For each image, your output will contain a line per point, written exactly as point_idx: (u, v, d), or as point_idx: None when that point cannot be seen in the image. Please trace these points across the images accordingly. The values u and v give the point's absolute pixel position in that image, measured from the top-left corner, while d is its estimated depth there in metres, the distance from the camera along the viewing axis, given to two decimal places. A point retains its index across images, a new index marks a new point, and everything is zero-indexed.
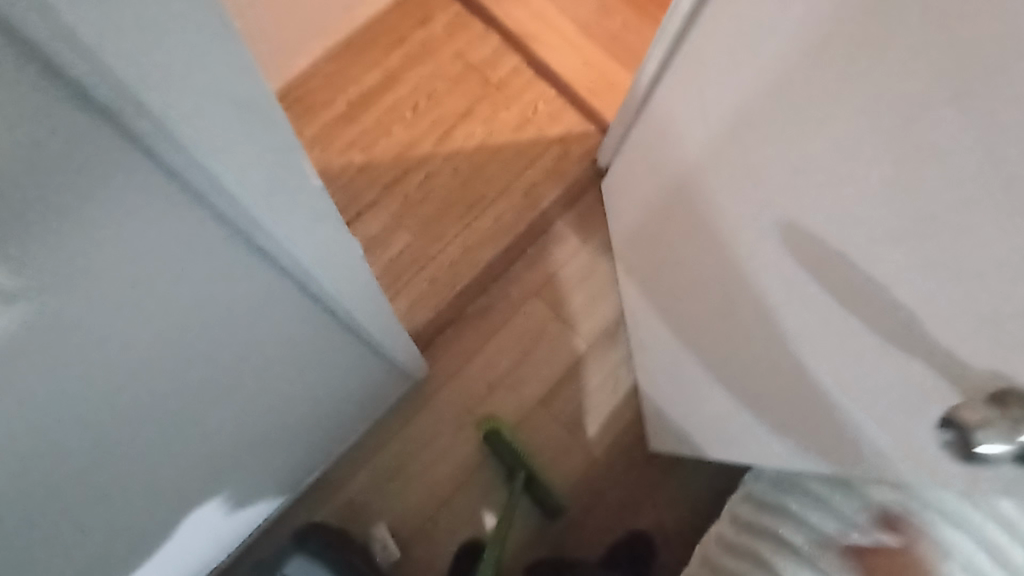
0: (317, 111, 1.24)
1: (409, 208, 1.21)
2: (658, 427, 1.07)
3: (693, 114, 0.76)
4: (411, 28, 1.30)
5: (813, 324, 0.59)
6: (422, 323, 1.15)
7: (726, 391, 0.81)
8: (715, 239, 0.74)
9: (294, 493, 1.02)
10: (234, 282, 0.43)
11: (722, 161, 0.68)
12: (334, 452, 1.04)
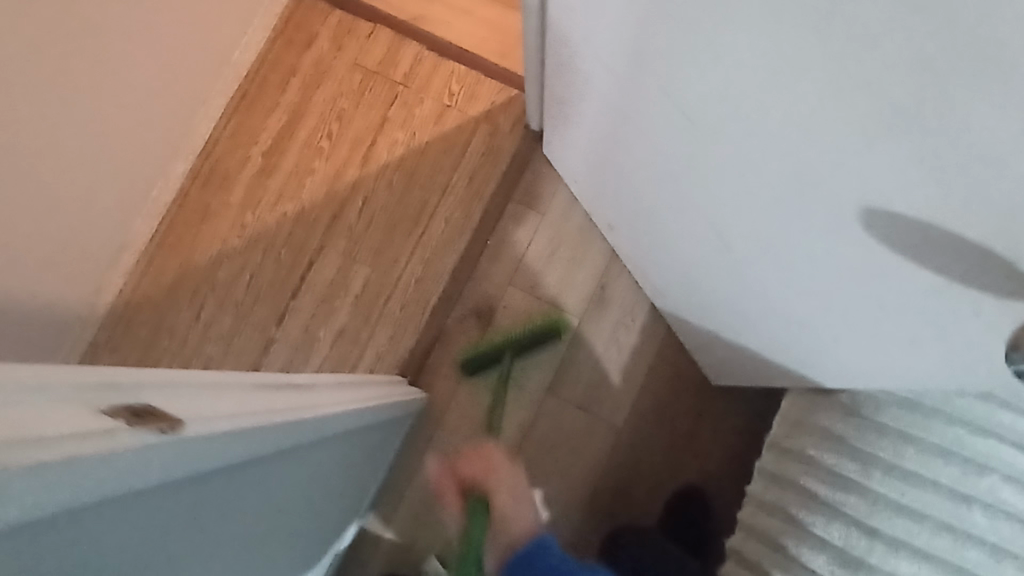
0: (235, 175, 1.18)
1: (357, 241, 1.16)
2: (713, 364, 1.01)
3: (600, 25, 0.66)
4: (298, 54, 1.22)
5: (842, 230, 0.52)
6: (406, 351, 1.11)
7: (767, 312, 0.75)
8: (682, 145, 0.65)
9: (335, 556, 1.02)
10: (154, 516, 0.39)
11: (656, 59, 0.59)
12: (360, 508, 1.02)
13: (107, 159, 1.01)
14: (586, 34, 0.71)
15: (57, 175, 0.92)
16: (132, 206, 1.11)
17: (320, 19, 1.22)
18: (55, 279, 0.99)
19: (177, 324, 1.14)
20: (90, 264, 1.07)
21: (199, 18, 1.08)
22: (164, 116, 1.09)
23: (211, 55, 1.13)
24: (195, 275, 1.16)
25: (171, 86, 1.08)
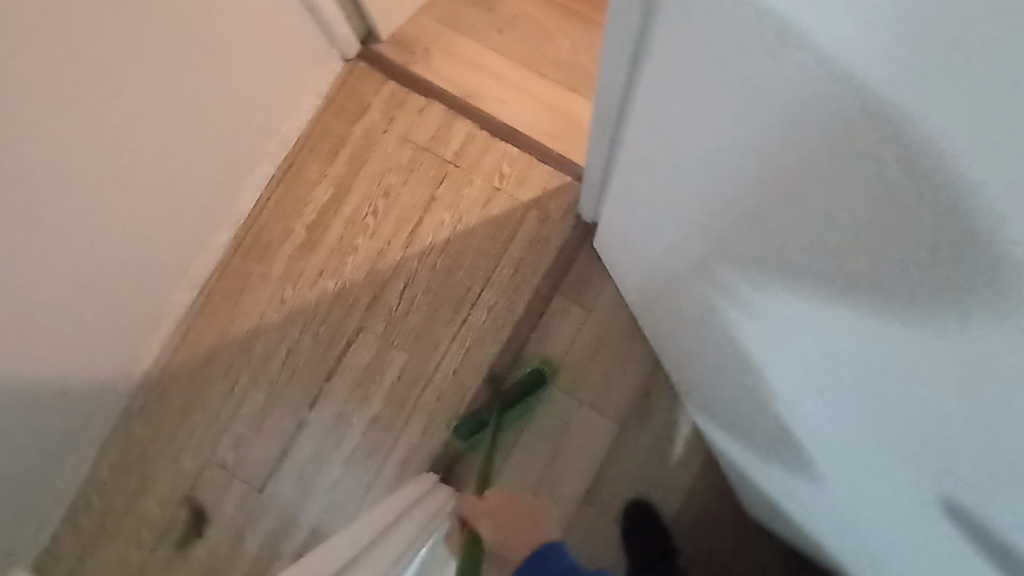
0: (276, 247, 1.16)
1: (396, 325, 1.13)
2: (751, 501, 0.97)
3: (661, 172, 0.64)
4: (348, 126, 1.19)
5: (915, 495, 0.48)
6: (439, 444, 1.09)
7: (822, 507, 0.70)
8: (733, 307, 0.62)
9: None
10: None
11: (719, 228, 0.56)
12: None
13: (144, 236, 1.00)
14: (663, 190, 0.65)
15: (88, 257, 0.91)
16: (173, 279, 1.10)
17: (373, 90, 1.20)
18: (83, 352, 0.99)
19: (211, 396, 1.13)
20: (127, 333, 1.07)
21: (252, 92, 1.05)
22: (208, 187, 1.07)
23: (260, 126, 1.11)
24: (232, 347, 1.14)
25: (215, 161, 1.06)
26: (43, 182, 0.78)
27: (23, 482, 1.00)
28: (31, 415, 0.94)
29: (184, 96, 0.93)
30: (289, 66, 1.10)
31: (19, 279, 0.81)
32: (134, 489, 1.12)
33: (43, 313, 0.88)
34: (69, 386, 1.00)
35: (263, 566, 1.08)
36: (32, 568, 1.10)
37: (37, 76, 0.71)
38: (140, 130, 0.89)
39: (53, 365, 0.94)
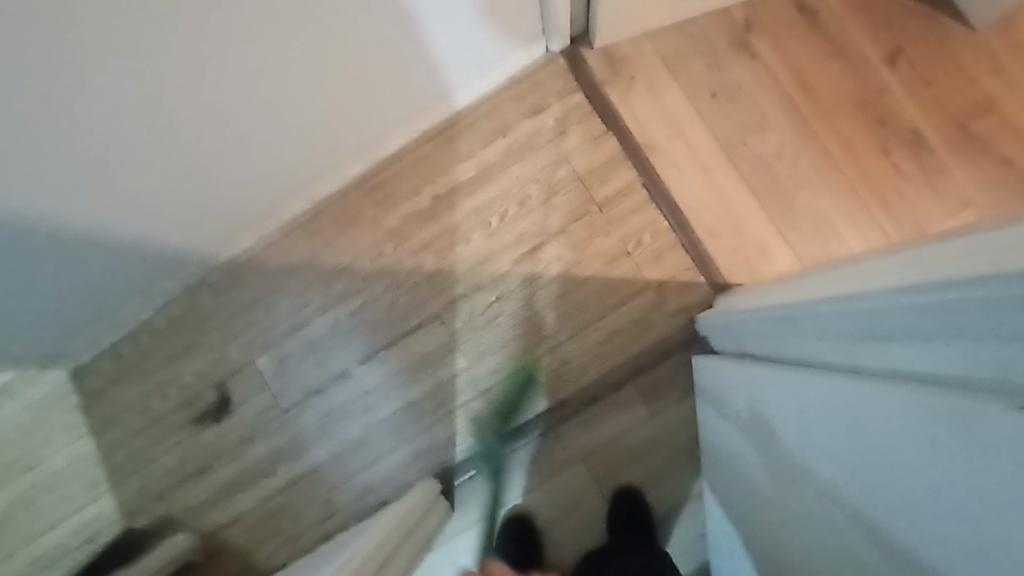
0: (398, 201, 1.14)
1: (473, 333, 1.11)
2: None
3: (818, 386, 0.59)
4: (518, 118, 1.13)
5: None
6: (454, 457, 1.10)
7: None
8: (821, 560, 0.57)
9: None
10: None
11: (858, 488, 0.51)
12: None
13: (271, 130, 0.93)
14: (854, 440, 0.52)
15: (205, 129, 0.85)
16: (293, 187, 1.10)
17: (558, 95, 1.12)
18: (190, 219, 1.01)
19: (279, 307, 1.15)
20: (225, 217, 1.06)
21: (453, 51, 1.00)
22: (358, 114, 1.02)
23: (438, 83, 1.06)
24: (316, 273, 1.15)
25: (382, 99, 1.02)
26: (185, 45, 0.70)
27: (86, 302, 1.05)
28: (106, 248, 0.94)
29: (374, 14, 0.83)
30: (494, 36, 1.02)
31: (138, 136, 0.79)
32: (180, 351, 1.16)
33: (131, 161, 0.82)
34: (154, 238, 1.00)
35: (255, 477, 1.13)
36: (69, 372, 1.18)
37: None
38: (312, 28, 0.80)
39: (133, 211, 0.91)
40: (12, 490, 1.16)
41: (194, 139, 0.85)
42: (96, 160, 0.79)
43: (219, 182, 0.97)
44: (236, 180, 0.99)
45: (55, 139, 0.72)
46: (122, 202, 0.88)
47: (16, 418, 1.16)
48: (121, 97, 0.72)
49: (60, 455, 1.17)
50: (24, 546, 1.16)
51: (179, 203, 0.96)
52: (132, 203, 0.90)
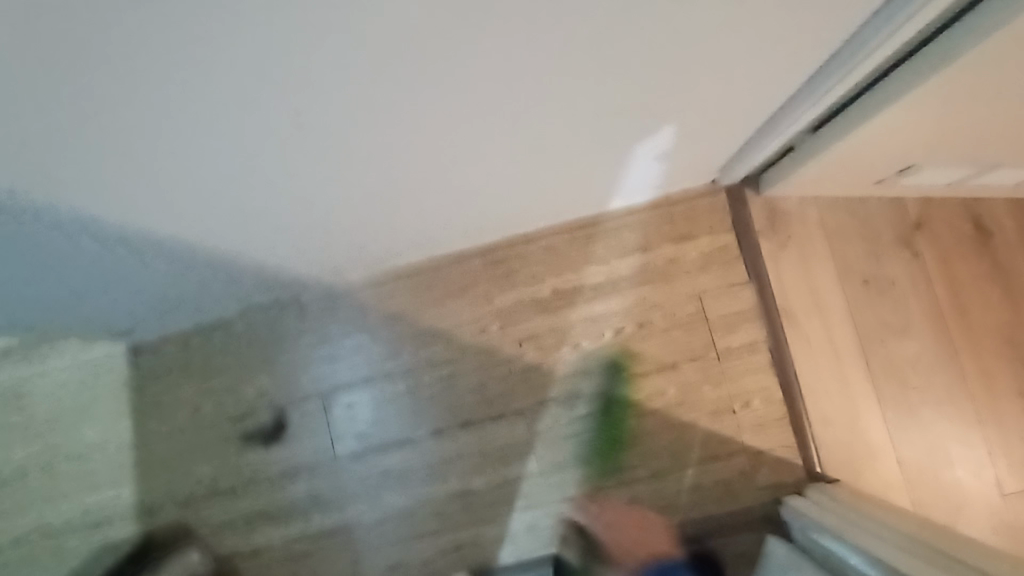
0: (517, 283, 1.09)
1: (556, 443, 1.06)
2: None
3: None
4: (663, 240, 1.08)
5: None
6: (497, 560, 1.05)
7: None
8: None
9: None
10: None
11: None
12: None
13: (436, 195, 0.86)
14: None
15: (380, 189, 0.79)
16: (421, 244, 1.05)
17: (711, 229, 1.08)
18: (315, 252, 0.96)
19: (365, 350, 1.10)
20: (347, 253, 1.00)
21: (632, 172, 0.96)
22: (520, 197, 0.96)
23: (601, 193, 1.02)
24: (413, 328, 1.10)
25: (546, 195, 0.97)
26: (416, 127, 0.64)
27: (180, 295, 0.99)
28: (225, 262, 0.89)
29: (596, 129, 0.76)
30: (676, 167, 0.98)
31: (311, 184, 0.73)
32: (250, 361, 1.11)
33: (296, 199, 0.76)
34: (273, 258, 0.94)
35: (288, 513, 1.08)
36: (129, 346, 1.12)
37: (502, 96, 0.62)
38: (536, 131, 0.73)
39: (270, 236, 0.85)
40: (33, 450, 1.10)
41: (362, 192, 0.79)
42: (270, 197, 0.72)
43: (359, 226, 0.91)
44: (376, 231, 0.94)
45: (245, 176, 0.65)
46: (265, 226, 0.82)
47: (61, 376, 1.10)
48: (316, 155, 0.65)
49: (95, 427, 1.11)
50: (29, 512, 1.09)
51: (314, 234, 0.90)
52: (275, 230, 0.83)
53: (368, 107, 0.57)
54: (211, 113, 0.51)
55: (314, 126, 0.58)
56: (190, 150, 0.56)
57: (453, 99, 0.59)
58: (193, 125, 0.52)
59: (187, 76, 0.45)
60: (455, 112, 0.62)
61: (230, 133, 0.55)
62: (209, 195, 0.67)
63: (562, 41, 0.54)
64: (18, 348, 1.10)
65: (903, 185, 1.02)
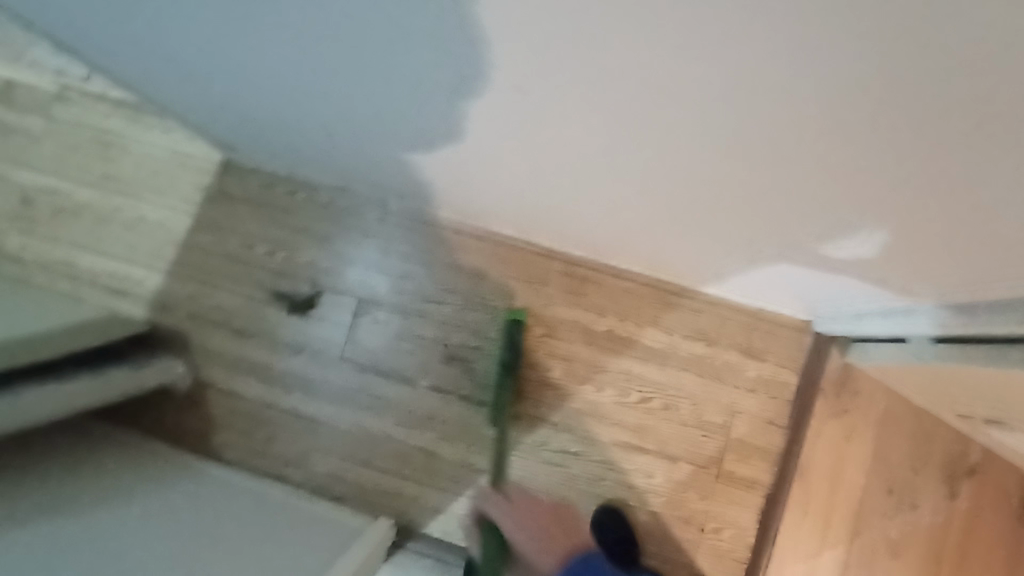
0: (582, 304, 1.09)
1: (529, 460, 1.08)
2: None
3: None
4: (729, 344, 1.07)
5: None
6: (423, 526, 1.08)
7: None
8: None
9: (231, 478, 1.05)
10: None
11: None
12: (276, 496, 1.05)
13: (564, 211, 0.88)
14: None
15: (511, 170, 0.74)
16: (519, 224, 1.05)
17: (780, 360, 1.06)
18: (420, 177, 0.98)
19: (418, 282, 1.12)
20: (447, 191, 1.01)
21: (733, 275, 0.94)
22: (622, 239, 0.95)
23: (694, 275, 1.01)
24: (469, 288, 1.11)
25: (647, 252, 0.97)
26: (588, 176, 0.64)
27: (291, 143, 1.01)
28: (345, 141, 0.91)
29: (746, 234, 0.69)
30: (779, 292, 0.96)
31: (467, 156, 0.75)
32: (316, 232, 1.14)
33: (448, 156, 0.78)
34: (384, 160, 0.96)
35: (275, 378, 1.12)
36: (223, 158, 1.15)
37: (675, 201, 0.62)
38: (686, 211, 0.66)
39: (400, 152, 0.87)
40: (105, 197, 1.16)
41: (502, 180, 0.81)
42: (403, 127, 0.69)
43: (482, 192, 0.93)
44: (482, 195, 0.95)
45: (386, 103, 0.62)
46: (405, 150, 0.84)
47: (158, 150, 1.15)
48: (486, 145, 0.67)
49: (158, 211, 1.15)
50: (71, 247, 1.16)
51: (431, 170, 0.91)
52: (397, 143, 0.81)
53: (540, 114, 0.51)
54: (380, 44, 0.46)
55: (479, 97, 0.53)
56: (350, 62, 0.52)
57: (628, 152, 0.52)
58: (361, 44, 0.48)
59: (381, 36, 0.45)
60: (622, 160, 0.56)
61: (393, 69, 0.51)
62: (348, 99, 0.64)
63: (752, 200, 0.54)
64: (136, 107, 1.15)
65: (981, 431, 0.97)
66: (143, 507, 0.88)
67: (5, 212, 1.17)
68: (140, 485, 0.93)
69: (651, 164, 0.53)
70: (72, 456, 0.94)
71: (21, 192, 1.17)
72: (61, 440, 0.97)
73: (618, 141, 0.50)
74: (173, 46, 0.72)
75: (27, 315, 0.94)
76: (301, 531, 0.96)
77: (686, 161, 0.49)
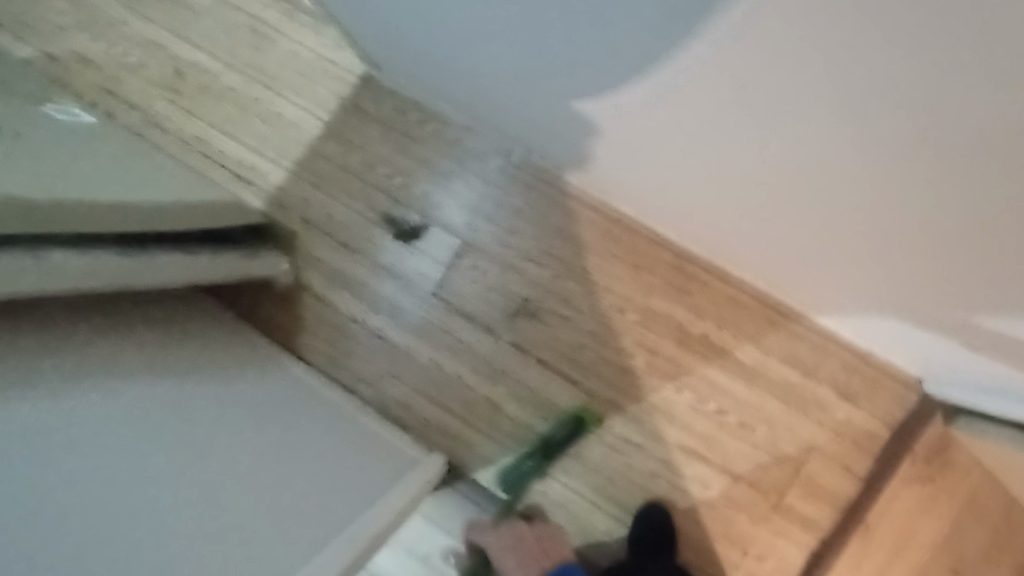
0: (683, 301, 1.06)
1: (590, 440, 1.08)
2: None
3: None
4: (825, 380, 1.02)
5: None
6: (474, 472, 1.11)
7: None
8: None
9: (309, 380, 1.10)
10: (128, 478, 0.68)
11: None
12: (346, 408, 1.09)
13: (711, 185, 0.85)
14: None
15: (673, 107, 0.72)
16: (645, 201, 1.03)
17: (876, 410, 1.01)
18: (562, 128, 0.97)
19: (524, 237, 1.11)
20: (584, 149, 0.99)
21: (862, 303, 0.89)
22: (754, 235, 0.92)
23: (812, 295, 0.97)
24: (573, 256, 1.10)
25: (775, 254, 0.93)
26: (776, 131, 0.62)
27: (441, 69, 1.01)
28: (502, 76, 0.91)
29: (919, 229, 0.62)
30: (901, 335, 0.91)
31: (642, 96, 0.74)
32: (437, 165, 1.14)
33: (616, 94, 0.77)
34: (533, 104, 0.94)
35: (367, 295, 1.15)
36: (365, 72, 1.16)
37: (870, 174, 0.59)
38: (873, 183, 0.61)
39: (558, 96, 0.87)
40: (246, 85, 1.19)
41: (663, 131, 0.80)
42: (570, 48, 0.70)
43: (627, 149, 0.91)
44: (624, 157, 0.93)
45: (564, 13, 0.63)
46: (567, 90, 0.84)
47: (307, 51, 1.17)
48: (675, 82, 0.66)
49: (293, 108, 1.18)
50: (206, 126, 1.20)
51: (585, 120, 0.90)
52: (556, 68, 0.79)
53: (738, 31, 0.50)
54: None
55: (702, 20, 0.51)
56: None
57: (825, 84, 0.50)
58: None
59: None
60: (817, 100, 0.53)
61: None
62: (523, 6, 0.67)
63: (963, 187, 0.51)
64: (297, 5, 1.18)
65: None
66: (232, 388, 0.93)
67: (156, 78, 1.22)
68: (234, 365, 0.99)
69: (853, 104, 0.50)
70: (180, 322, 1.00)
71: (173, 64, 1.22)
72: (173, 305, 1.03)
73: (849, 88, 0.48)
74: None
75: (162, 184, 0.99)
76: (364, 447, 1.00)
77: (888, 98, 0.46)
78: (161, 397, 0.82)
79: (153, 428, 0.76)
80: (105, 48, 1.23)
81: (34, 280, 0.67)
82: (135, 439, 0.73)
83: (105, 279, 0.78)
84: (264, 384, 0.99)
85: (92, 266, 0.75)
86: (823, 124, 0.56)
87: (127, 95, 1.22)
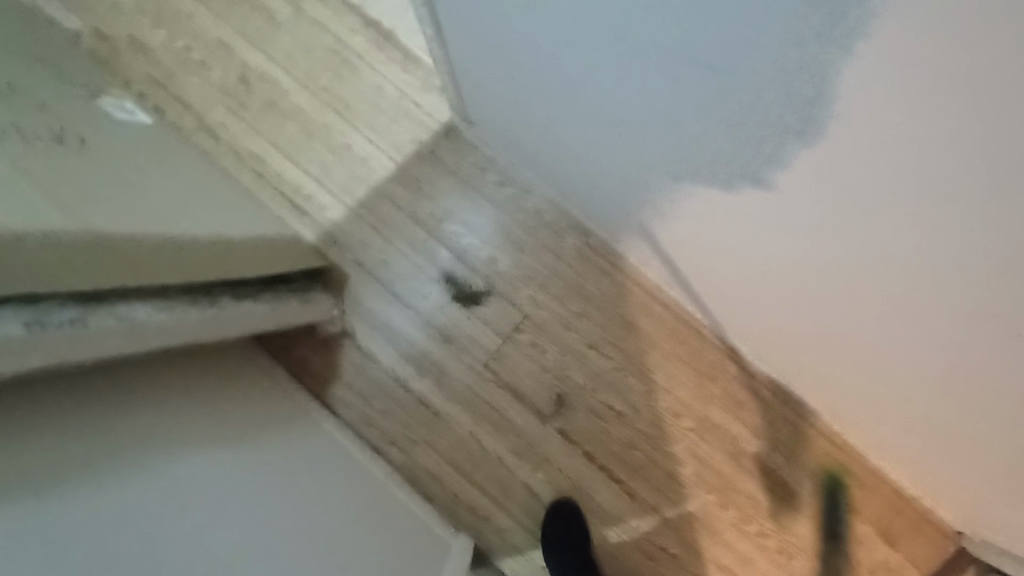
0: (740, 415, 1.05)
1: (625, 544, 1.05)
2: None
3: None
4: (868, 519, 1.02)
5: None
6: (499, 558, 1.06)
7: None
8: None
9: (341, 438, 1.03)
10: (223, 514, 0.68)
11: None
12: (377, 473, 1.03)
13: (786, 315, 0.86)
14: None
15: (776, 245, 0.73)
16: (718, 311, 1.02)
17: (913, 554, 1.02)
18: (654, 232, 0.95)
19: (589, 323, 1.08)
20: (668, 253, 0.98)
21: (921, 457, 0.91)
22: (817, 368, 0.93)
23: (866, 434, 0.98)
24: (636, 351, 1.07)
25: (834, 390, 0.94)
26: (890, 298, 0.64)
27: (542, 144, 0.98)
28: (611, 175, 0.89)
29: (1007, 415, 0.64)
30: (949, 491, 0.93)
31: (749, 229, 0.74)
32: (509, 233, 1.09)
33: (714, 220, 0.78)
34: (633, 205, 0.93)
35: (413, 354, 1.09)
36: (450, 122, 1.11)
37: (978, 363, 0.61)
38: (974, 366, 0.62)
39: (662, 209, 0.86)
40: (316, 107, 1.12)
41: (759, 263, 0.80)
42: (679, 197, 0.80)
43: (711, 266, 0.91)
44: (712, 273, 0.93)
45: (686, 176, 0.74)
46: (668, 202, 0.83)
47: (393, 87, 1.11)
48: (797, 230, 0.66)
49: (365, 142, 1.11)
50: (265, 142, 1.12)
51: (683, 236, 0.89)
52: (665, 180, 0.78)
53: (894, 228, 0.53)
54: (721, 145, 0.61)
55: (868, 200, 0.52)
56: (688, 142, 0.66)
57: (968, 294, 0.53)
58: (711, 141, 0.62)
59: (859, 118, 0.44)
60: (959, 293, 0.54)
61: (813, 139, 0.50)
62: (639, 156, 0.78)
63: None
64: (390, 39, 1.12)
65: None
66: (280, 455, 0.86)
67: (217, 81, 1.13)
68: (277, 422, 0.92)
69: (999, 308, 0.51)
70: (230, 374, 0.92)
71: (241, 70, 1.13)
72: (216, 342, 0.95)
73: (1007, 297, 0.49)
74: (539, 32, 0.67)
75: (227, 215, 0.91)
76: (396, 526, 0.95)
77: None
78: (252, 459, 0.79)
79: (242, 493, 0.73)
80: (167, 39, 1.14)
81: (117, 341, 0.61)
82: (240, 485, 0.74)
83: (179, 335, 0.72)
84: (301, 444, 0.92)
85: (169, 324, 0.69)
86: (948, 311, 0.58)
87: (181, 92, 1.13)
